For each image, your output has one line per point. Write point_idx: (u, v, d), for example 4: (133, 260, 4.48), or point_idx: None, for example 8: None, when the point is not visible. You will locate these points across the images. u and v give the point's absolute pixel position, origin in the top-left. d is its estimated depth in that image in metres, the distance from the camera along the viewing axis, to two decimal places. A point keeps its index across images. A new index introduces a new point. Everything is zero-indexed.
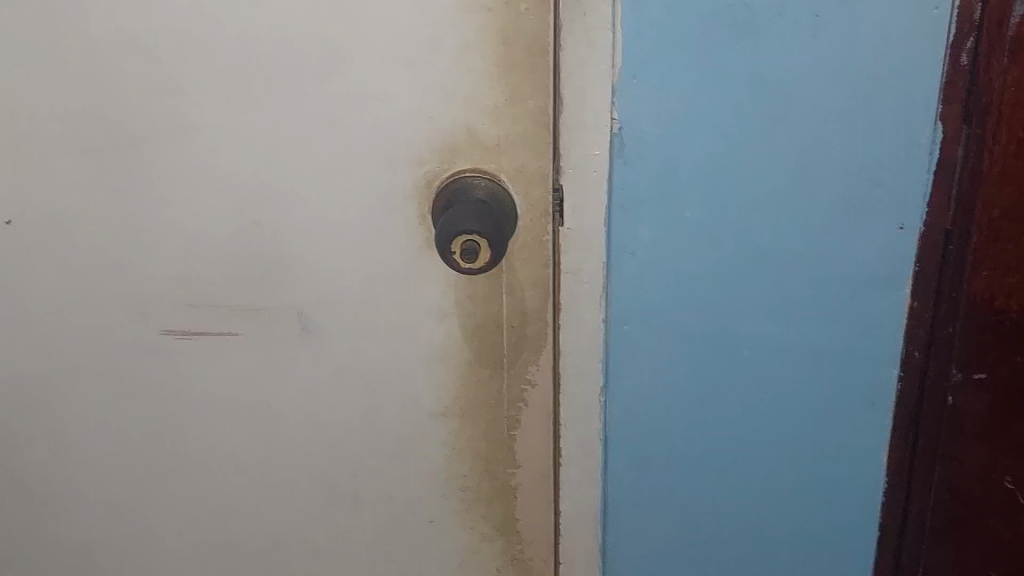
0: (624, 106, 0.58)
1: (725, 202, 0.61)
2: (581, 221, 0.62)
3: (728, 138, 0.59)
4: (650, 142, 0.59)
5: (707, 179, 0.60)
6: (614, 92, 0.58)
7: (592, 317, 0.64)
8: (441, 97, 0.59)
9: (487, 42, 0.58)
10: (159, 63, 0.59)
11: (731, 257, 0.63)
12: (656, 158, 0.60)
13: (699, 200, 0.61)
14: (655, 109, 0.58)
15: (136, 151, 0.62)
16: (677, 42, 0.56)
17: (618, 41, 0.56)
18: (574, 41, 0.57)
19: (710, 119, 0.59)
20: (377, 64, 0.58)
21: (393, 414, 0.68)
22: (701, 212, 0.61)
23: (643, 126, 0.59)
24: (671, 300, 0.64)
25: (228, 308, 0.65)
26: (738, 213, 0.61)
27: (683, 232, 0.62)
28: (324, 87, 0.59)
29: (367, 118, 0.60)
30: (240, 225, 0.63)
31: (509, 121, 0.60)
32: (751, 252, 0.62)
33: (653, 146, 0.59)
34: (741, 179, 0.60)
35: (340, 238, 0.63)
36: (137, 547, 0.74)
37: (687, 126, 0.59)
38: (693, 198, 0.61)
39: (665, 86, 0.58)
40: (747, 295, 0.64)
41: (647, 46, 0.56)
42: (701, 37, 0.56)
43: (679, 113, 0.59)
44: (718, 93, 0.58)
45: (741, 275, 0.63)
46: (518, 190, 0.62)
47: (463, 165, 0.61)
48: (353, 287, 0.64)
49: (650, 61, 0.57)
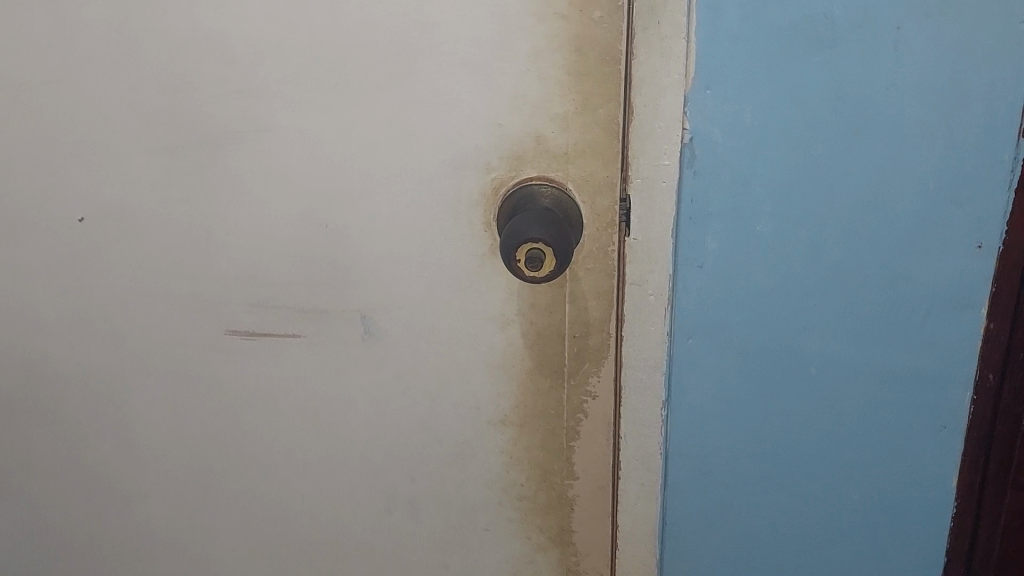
0: (695, 118, 0.57)
1: (797, 216, 0.60)
2: (648, 231, 0.61)
3: (803, 151, 0.58)
4: (722, 154, 0.59)
5: (779, 192, 0.59)
6: (685, 103, 0.57)
7: (657, 328, 0.63)
8: (511, 103, 0.59)
9: (559, 49, 0.58)
10: (234, 65, 0.60)
11: (801, 272, 0.62)
12: (728, 171, 0.59)
13: (770, 214, 0.60)
14: (729, 120, 0.57)
15: (209, 152, 0.63)
16: (754, 52, 0.55)
17: (691, 51, 0.55)
18: (647, 49, 0.57)
19: (785, 131, 0.58)
20: (448, 69, 0.59)
21: (452, 421, 0.67)
22: (772, 225, 0.60)
23: (715, 137, 0.58)
24: (738, 314, 0.63)
25: (293, 309, 0.66)
26: (811, 228, 0.60)
27: (753, 245, 0.61)
28: (394, 91, 0.60)
29: (437, 123, 0.60)
30: (308, 227, 0.64)
31: (579, 129, 0.60)
32: (823, 267, 0.61)
33: (725, 158, 0.59)
34: (815, 193, 0.59)
35: (405, 243, 0.63)
36: (197, 542, 0.75)
37: (761, 138, 0.58)
38: (764, 211, 0.60)
39: (738, 98, 0.57)
40: (818, 312, 0.63)
41: (721, 57, 0.56)
42: (779, 48, 0.55)
43: (753, 125, 0.58)
44: (794, 105, 0.57)
45: (811, 291, 0.62)
46: (585, 199, 0.62)
47: (530, 173, 0.61)
48: (416, 292, 0.64)
49: (724, 72, 0.56)
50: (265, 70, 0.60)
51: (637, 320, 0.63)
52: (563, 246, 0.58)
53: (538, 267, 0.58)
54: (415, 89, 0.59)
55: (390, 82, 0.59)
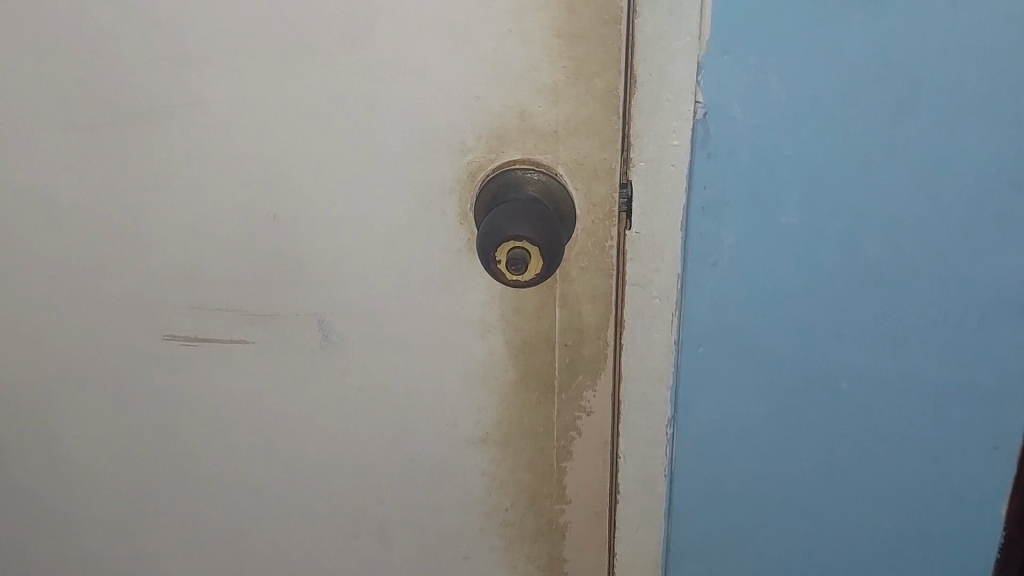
0: (711, 89, 0.48)
1: (830, 207, 0.51)
2: (653, 225, 0.52)
3: (840, 129, 0.49)
4: (743, 133, 0.49)
5: (809, 179, 0.50)
6: (699, 69, 0.48)
7: (662, 337, 0.54)
8: (489, 72, 0.49)
9: (546, 5, 0.48)
10: (158, 26, 0.50)
11: (833, 273, 0.52)
12: (749, 153, 0.50)
13: (798, 205, 0.51)
14: (751, 93, 0.48)
15: (133, 129, 0.53)
16: (782, 11, 0.46)
17: (707, 8, 0.46)
18: (654, 7, 0.47)
19: (819, 106, 0.48)
20: (413, 31, 0.49)
21: (426, 439, 0.59)
22: (800, 218, 0.51)
23: (733, 113, 0.49)
24: (757, 320, 0.54)
25: (240, 312, 0.57)
26: (846, 220, 0.51)
27: (777, 240, 0.52)
28: (348, 58, 0.50)
29: (401, 96, 0.50)
30: (253, 218, 0.54)
31: (570, 103, 0.50)
32: (859, 267, 0.52)
33: (745, 138, 0.49)
34: (852, 180, 0.50)
35: (366, 237, 0.54)
36: (142, 570, 0.67)
37: (789, 114, 0.48)
38: (790, 202, 0.51)
39: (762, 66, 0.47)
40: (851, 319, 0.53)
41: (742, 17, 0.46)
42: (813, 6, 0.45)
43: (781, 98, 0.48)
44: (829, 76, 0.47)
45: (844, 294, 0.53)
46: (579, 186, 0.52)
47: (512, 155, 0.52)
48: (382, 293, 0.55)
49: (746, 35, 0.46)
50: (194, 32, 0.50)
51: (639, 326, 0.54)
52: (552, 245, 0.48)
53: (521, 270, 0.48)
54: (373, 55, 0.50)
55: (343, 46, 0.50)
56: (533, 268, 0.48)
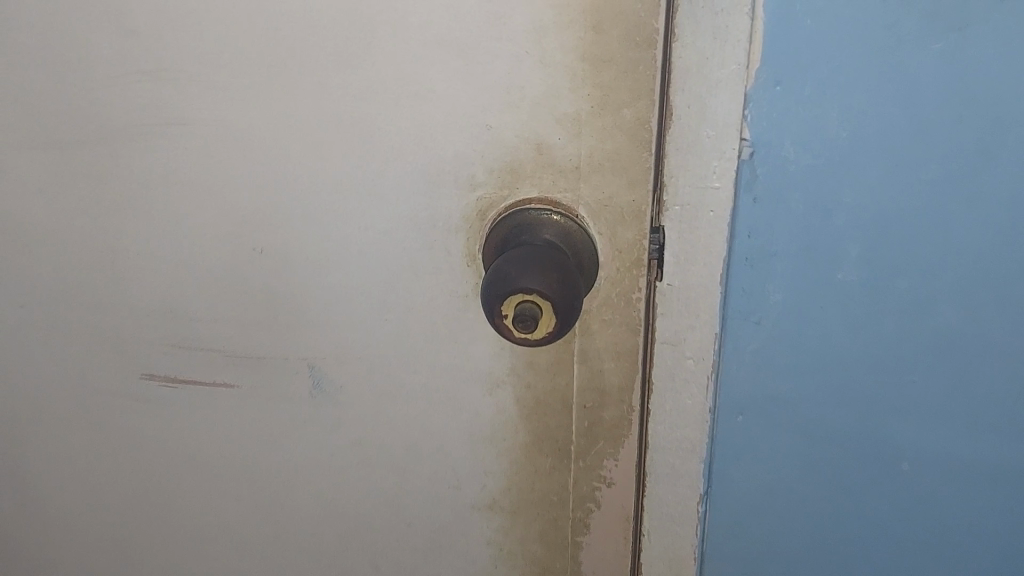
0: (759, 124, 0.41)
1: (896, 263, 0.43)
2: (687, 277, 0.45)
3: (911, 175, 0.42)
4: (795, 176, 0.42)
5: (873, 230, 0.43)
6: (746, 102, 0.41)
7: (695, 403, 0.48)
8: (503, 97, 0.43)
9: (570, 22, 0.41)
10: (138, 37, 0.45)
11: (898, 338, 0.45)
12: (801, 198, 0.43)
13: (858, 259, 0.44)
14: (806, 129, 0.41)
15: (108, 151, 0.48)
16: (847, 35, 0.39)
17: (758, 30, 0.39)
18: (695, 30, 0.41)
19: (886, 146, 0.41)
20: (418, 49, 0.43)
21: (426, 501, 0.53)
22: (860, 274, 0.44)
23: (785, 152, 0.42)
24: (806, 387, 0.47)
25: (224, 353, 0.51)
26: (915, 279, 0.44)
27: (832, 298, 0.45)
28: (344, 77, 0.44)
29: (403, 122, 0.44)
30: (238, 252, 0.49)
31: (595, 136, 0.43)
32: (928, 334, 0.45)
33: (798, 181, 0.42)
34: (923, 233, 0.42)
35: (362, 278, 0.48)
36: None
37: (851, 155, 0.42)
38: (850, 255, 0.44)
39: (821, 97, 0.40)
40: (916, 392, 0.46)
41: (800, 42, 0.39)
42: (884, 30, 0.39)
43: (841, 136, 0.41)
44: (900, 111, 0.40)
45: (910, 364, 0.45)
46: (603, 231, 0.46)
47: (527, 193, 0.45)
48: (379, 340, 0.49)
49: (803, 62, 0.40)
50: (175, 45, 0.45)
51: (669, 389, 0.48)
52: (566, 299, 0.41)
53: (530, 324, 0.41)
54: (372, 74, 0.44)
55: (338, 64, 0.44)
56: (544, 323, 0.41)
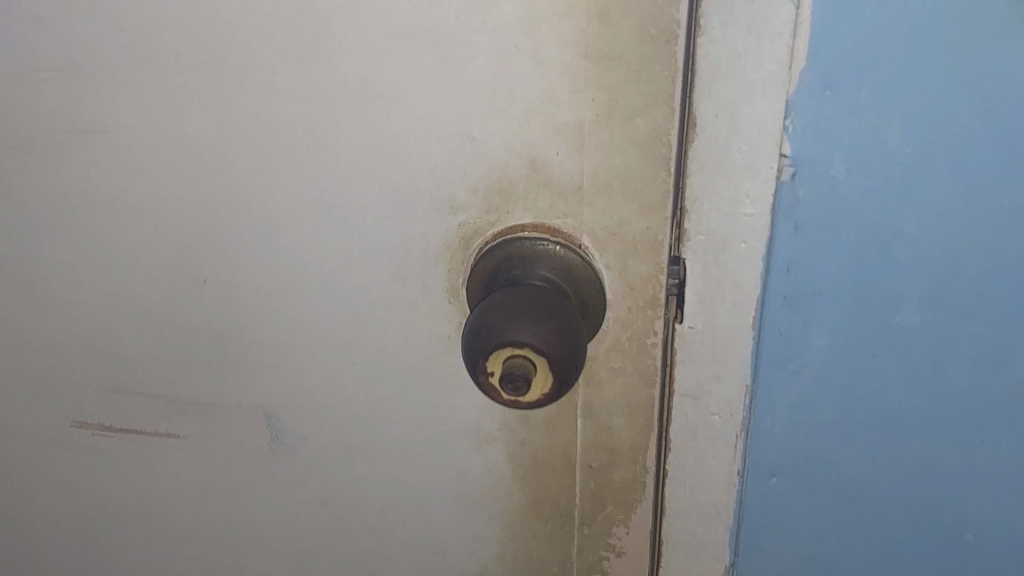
0: (803, 136, 0.33)
1: (969, 305, 0.35)
2: (713, 319, 0.37)
3: (991, 200, 0.33)
4: (845, 199, 0.34)
5: (941, 267, 0.35)
6: (788, 110, 0.33)
7: (721, 465, 0.40)
8: (487, 102, 0.35)
9: (569, 10, 0.33)
10: (41, 27, 0.37)
11: (968, 395, 0.37)
12: (854, 225, 0.34)
13: (921, 301, 0.35)
14: (861, 145, 0.33)
15: (20, 165, 0.40)
16: (917, 27, 0.31)
17: (805, 23, 0.31)
18: (727, 21, 0.32)
19: (961, 164, 0.33)
20: (382, 43, 0.35)
21: (408, 564, 0.46)
22: (923, 319, 0.36)
23: (835, 171, 0.34)
24: (854, 447, 0.39)
25: (165, 400, 0.45)
26: (992, 325, 0.35)
27: (888, 346, 0.36)
28: (293, 77, 0.36)
29: (366, 132, 0.37)
30: (177, 283, 0.42)
31: (601, 150, 0.35)
32: (1006, 389, 0.36)
33: (850, 205, 0.34)
34: (1004, 269, 0.34)
35: (322, 315, 0.41)
36: None
37: (916, 175, 0.33)
38: (911, 296, 0.35)
39: (880, 104, 0.32)
40: (989, 459, 0.38)
41: (856, 36, 0.31)
42: (964, 21, 0.30)
43: (904, 152, 0.33)
44: (980, 122, 0.32)
45: (983, 424, 0.37)
46: (611, 263, 0.37)
47: (520, 219, 0.37)
48: (345, 387, 0.42)
49: (860, 62, 0.32)
50: (89, 36, 0.37)
51: (690, 449, 0.40)
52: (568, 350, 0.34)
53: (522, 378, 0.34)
54: (328, 74, 0.36)
55: (286, 61, 0.36)
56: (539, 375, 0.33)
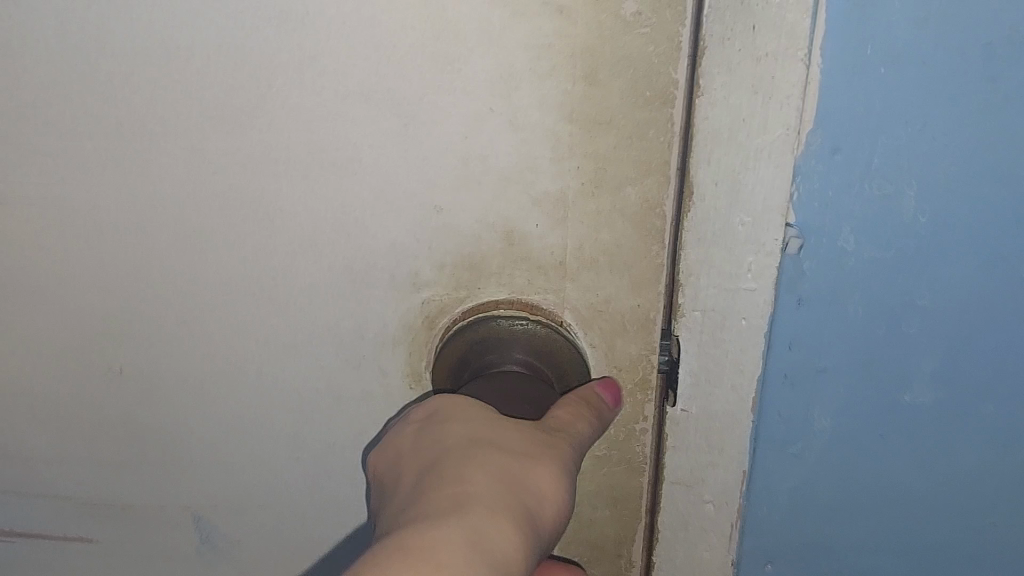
0: (810, 206, 0.28)
1: (985, 378, 0.31)
2: (709, 403, 0.33)
3: (1014, 267, 0.29)
4: (853, 272, 0.29)
5: (958, 339, 0.30)
6: (793, 177, 0.28)
7: (715, 556, 0.36)
8: (456, 169, 0.31)
9: (552, 69, 0.29)
10: None
11: (979, 470, 0.33)
12: (863, 299, 0.30)
13: (933, 376, 0.31)
14: (874, 213, 0.28)
15: None
16: (934, 83, 0.26)
17: (816, 82, 0.26)
18: (728, 82, 0.28)
19: (981, 230, 0.28)
20: (336, 104, 0.30)
21: None
22: (935, 395, 0.31)
23: (843, 242, 0.29)
24: (856, 531, 0.35)
25: (78, 502, 0.39)
26: (1007, 397, 0.31)
27: (897, 425, 0.32)
28: (230, 143, 0.31)
29: (315, 203, 0.32)
30: (88, 372, 0.36)
31: (586, 222, 0.31)
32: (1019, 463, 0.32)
33: (860, 277, 0.29)
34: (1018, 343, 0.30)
35: (258, 407, 0.36)
36: None
37: (933, 245, 0.28)
38: (921, 371, 0.31)
39: (896, 168, 0.27)
40: (1000, 535, 0.34)
41: (870, 92, 0.26)
42: (984, 81, 0.26)
43: (921, 219, 0.28)
44: (998, 186, 0.27)
45: (991, 500, 0.33)
46: (596, 345, 0.33)
47: (494, 296, 0.33)
48: (289, 483, 0.37)
49: (873, 125, 0.27)
50: None
51: (682, 539, 0.36)
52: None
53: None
54: (268, 139, 0.31)
55: (222, 125, 0.31)
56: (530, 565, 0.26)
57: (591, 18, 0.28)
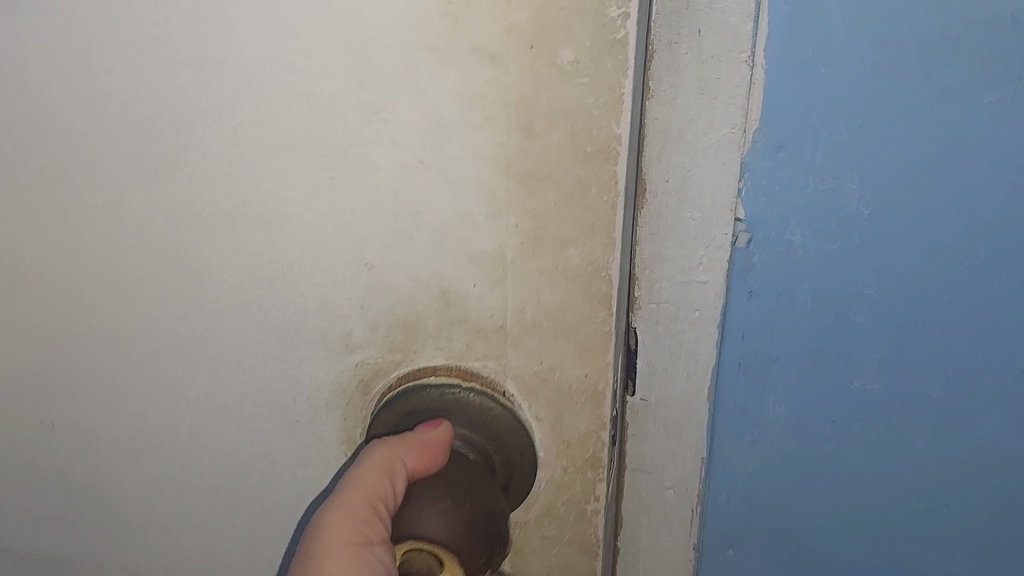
0: (757, 200, 0.30)
1: (929, 368, 0.32)
2: (665, 392, 0.34)
3: (956, 260, 0.29)
4: (802, 263, 0.30)
5: (904, 329, 0.31)
6: (740, 173, 0.29)
7: (676, 539, 0.37)
8: (389, 226, 0.29)
9: (485, 120, 0.27)
10: None
11: (928, 459, 0.33)
12: (811, 291, 0.31)
13: (882, 367, 0.32)
14: (818, 206, 0.29)
15: None
16: (876, 81, 0.27)
17: (759, 81, 0.28)
18: (677, 84, 0.29)
19: (924, 222, 0.29)
20: (257, 155, 0.28)
21: None
22: (883, 385, 0.32)
23: (790, 231, 0.30)
24: (813, 515, 0.36)
25: (18, 552, 0.38)
26: (953, 389, 0.32)
27: (848, 414, 0.33)
28: (149, 196, 0.29)
29: (241, 257, 0.30)
30: (21, 424, 0.34)
31: (527, 286, 0.29)
32: (966, 453, 0.33)
33: (808, 270, 0.31)
34: (963, 326, 0.30)
35: (192, 467, 0.34)
36: None
37: (876, 239, 0.30)
38: (871, 361, 0.32)
39: (838, 166, 0.29)
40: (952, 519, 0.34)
41: (813, 95, 0.28)
42: (924, 77, 0.27)
43: (862, 212, 0.29)
44: (934, 179, 0.28)
45: (938, 476, 0.34)
46: (542, 418, 0.31)
47: (431, 360, 0.31)
48: (222, 547, 0.35)
49: (816, 121, 0.28)
50: None
51: (646, 518, 0.37)
52: (486, 522, 0.27)
53: None
54: (189, 190, 0.29)
55: (141, 175, 0.29)
56: (405, 549, 0.27)
57: (526, 67, 0.26)
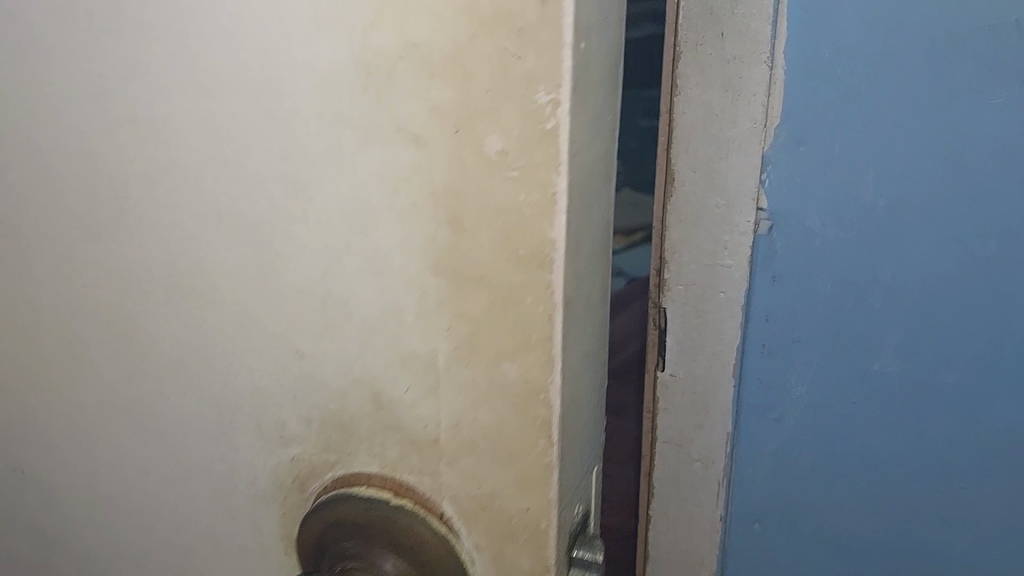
0: (780, 192, 0.36)
1: (938, 351, 0.36)
2: (692, 367, 0.41)
3: (961, 251, 0.34)
4: (821, 249, 0.37)
5: (913, 313, 0.36)
6: (764, 165, 0.36)
7: (705, 509, 0.44)
8: (317, 315, 0.26)
9: (411, 208, 0.23)
10: None
11: (941, 438, 0.38)
12: (830, 274, 0.37)
13: (896, 347, 0.37)
14: (836, 196, 0.35)
15: None
16: (884, 85, 0.33)
17: (779, 81, 0.35)
18: (702, 82, 0.36)
19: (931, 215, 0.34)
20: (192, 225, 0.26)
21: None
22: (897, 365, 0.37)
23: (809, 220, 0.36)
24: (834, 489, 0.41)
25: None
26: (961, 372, 0.36)
27: (865, 389, 0.38)
28: (90, 254, 0.29)
29: (182, 328, 0.28)
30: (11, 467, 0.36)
31: (460, 401, 0.24)
32: (976, 433, 0.37)
33: (829, 255, 0.37)
34: (969, 301, 0.35)
35: (149, 543, 0.33)
36: None
37: (889, 226, 0.35)
38: (886, 343, 0.37)
39: (851, 161, 0.35)
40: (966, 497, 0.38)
41: (827, 102, 0.34)
42: (932, 81, 0.33)
43: (876, 205, 0.35)
44: (939, 175, 0.34)
45: (951, 456, 0.38)
46: (479, 551, 0.26)
47: (365, 465, 0.27)
48: None
49: (832, 123, 0.34)
50: None
51: (678, 487, 0.44)
52: None
53: None
54: (127, 254, 0.28)
55: (86, 235, 0.29)
56: None
57: (448, 153, 0.22)
